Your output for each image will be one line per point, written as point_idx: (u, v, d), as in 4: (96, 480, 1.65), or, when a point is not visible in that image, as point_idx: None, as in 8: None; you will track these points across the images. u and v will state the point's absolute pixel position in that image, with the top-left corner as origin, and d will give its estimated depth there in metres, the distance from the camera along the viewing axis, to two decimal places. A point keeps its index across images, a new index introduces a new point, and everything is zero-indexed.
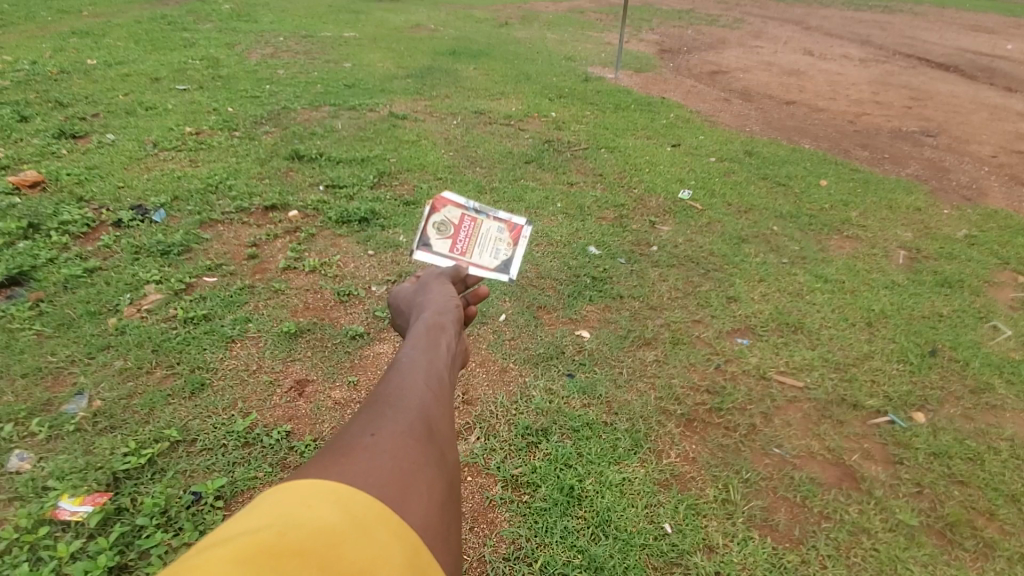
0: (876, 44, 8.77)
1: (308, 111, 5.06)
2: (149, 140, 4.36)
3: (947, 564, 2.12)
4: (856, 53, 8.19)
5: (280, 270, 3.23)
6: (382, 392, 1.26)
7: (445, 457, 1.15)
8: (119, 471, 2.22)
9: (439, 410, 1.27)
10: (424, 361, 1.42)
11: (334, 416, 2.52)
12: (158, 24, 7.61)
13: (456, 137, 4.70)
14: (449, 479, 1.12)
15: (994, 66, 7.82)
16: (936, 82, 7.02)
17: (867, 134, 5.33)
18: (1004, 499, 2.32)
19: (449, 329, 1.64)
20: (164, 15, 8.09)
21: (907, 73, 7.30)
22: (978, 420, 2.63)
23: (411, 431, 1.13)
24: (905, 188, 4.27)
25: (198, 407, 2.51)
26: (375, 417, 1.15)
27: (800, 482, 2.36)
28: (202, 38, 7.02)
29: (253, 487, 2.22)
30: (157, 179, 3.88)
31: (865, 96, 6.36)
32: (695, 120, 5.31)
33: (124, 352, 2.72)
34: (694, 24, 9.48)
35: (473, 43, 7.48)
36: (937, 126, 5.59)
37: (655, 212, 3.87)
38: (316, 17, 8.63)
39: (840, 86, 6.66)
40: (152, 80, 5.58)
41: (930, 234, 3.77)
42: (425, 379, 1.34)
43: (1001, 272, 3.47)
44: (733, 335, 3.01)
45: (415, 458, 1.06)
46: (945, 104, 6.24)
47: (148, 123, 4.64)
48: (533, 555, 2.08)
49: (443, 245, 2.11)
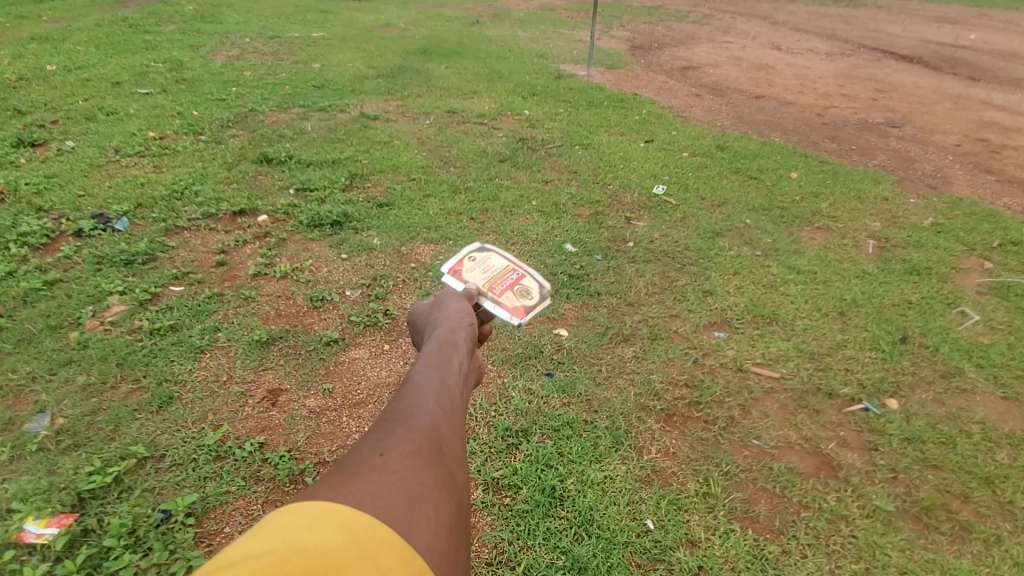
0: (842, 38, 8.98)
1: (277, 113, 4.98)
2: (110, 146, 4.24)
3: (924, 547, 2.16)
4: (822, 48, 8.36)
5: (250, 276, 3.15)
6: (394, 411, 1.28)
7: (452, 479, 1.17)
8: (84, 491, 2.13)
9: (449, 431, 1.29)
10: (435, 380, 1.44)
11: (310, 426, 2.46)
12: (120, 27, 7.43)
13: (429, 136, 4.67)
14: (457, 502, 1.13)
15: (956, 58, 8.04)
16: (899, 74, 7.20)
17: (835, 126, 5.44)
18: (977, 482, 2.37)
19: (461, 346, 1.64)
20: (126, 17, 7.91)
21: (870, 67, 7.48)
22: (949, 404, 2.68)
23: (420, 455, 1.15)
24: (873, 178, 4.37)
25: (167, 421, 2.44)
26: (385, 435, 1.17)
27: (779, 472, 2.39)
28: (165, 41, 6.88)
29: (226, 501, 2.16)
30: (119, 187, 3.77)
31: (832, 90, 6.49)
32: (667, 116, 5.36)
33: (87, 366, 2.63)
34: (664, 23, 9.58)
35: (444, 42, 7.46)
36: (902, 118, 5.73)
37: (630, 207, 3.89)
38: (282, 18, 8.51)
39: (808, 80, 6.80)
40: (114, 84, 5.44)
41: (898, 223, 3.86)
42: (437, 399, 1.36)
43: (968, 258, 3.56)
44: (710, 329, 3.03)
45: (423, 480, 1.08)
46: (908, 96, 6.39)
47: (110, 128, 4.51)
48: (515, 559, 2.06)
49: (516, 301, 1.94)
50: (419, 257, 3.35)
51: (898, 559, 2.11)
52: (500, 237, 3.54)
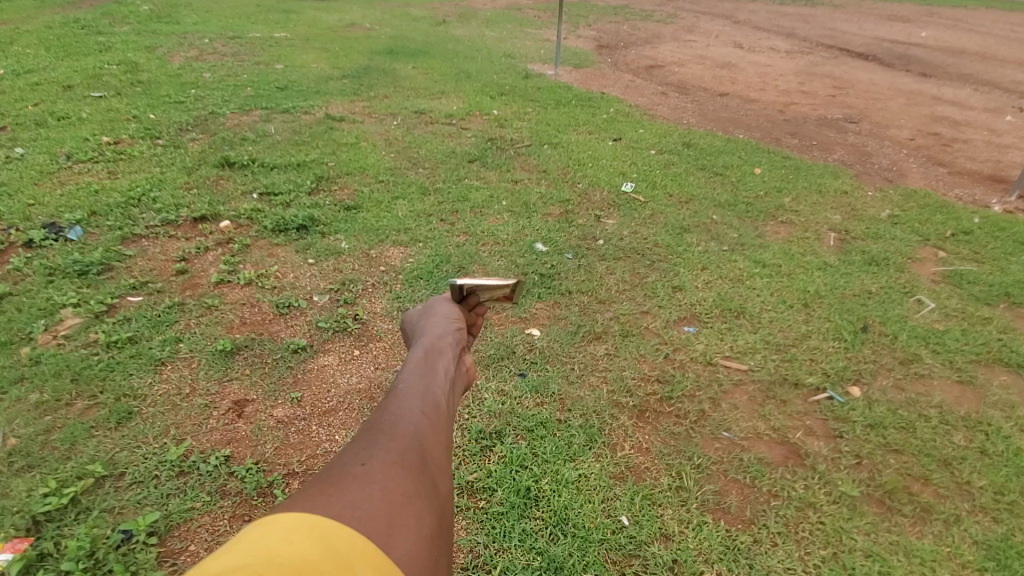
0: (800, 37, 9.24)
1: (239, 115, 4.86)
2: (62, 152, 4.08)
3: (888, 530, 2.22)
4: (782, 46, 8.57)
5: (213, 284, 3.06)
6: (377, 418, 1.22)
7: (436, 488, 1.11)
8: (39, 514, 2.03)
9: (435, 439, 1.23)
10: (421, 387, 1.37)
11: (278, 436, 2.39)
12: (71, 29, 7.18)
13: (397, 138, 4.63)
14: (440, 512, 1.08)
15: (909, 55, 8.31)
16: (854, 71, 7.43)
17: (795, 123, 5.59)
18: (936, 464, 2.46)
19: (449, 352, 1.58)
20: (77, 19, 7.66)
21: (828, 64, 7.71)
22: (908, 390, 2.77)
23: (403, 462, 1.09)
24: (832, 172, 4.50)
25: (126, 438, 2.34)
26: (368, 443, 1.11)
27: (749, 463, 2.43)
28: (119, 42, 6.66)
29: (190, 518, 2.07)
30: (71, 194, 3.62)
31: (792, 87, 6.67)
32: (633, 114, 5.43)
33: (40, 384, 2.51)
34: (629, 22, 9.69)
35: (410, 42, 7.41)
36: (858, 114, 5.91)
37: (599, 205, 3.92)
38: (241, 18, 8.33)
39: (769, 78, 6.97)
40: (65, 88, 5.24)
41: (857, 216, 3.98)
42: (421, 406, 1.30)
43: (923, 248, 3.69)
44: (680, 324, 3.07)
45: (405, 489, 1.02)
46: (864, 92, 6.60)
47: (61, 134, 4.35)
48: (491, 562, 2.04)
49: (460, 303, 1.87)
50: (388, 260, 3.31)
51: (864, 543, 2.17)
52: (470, 238, 3.52)
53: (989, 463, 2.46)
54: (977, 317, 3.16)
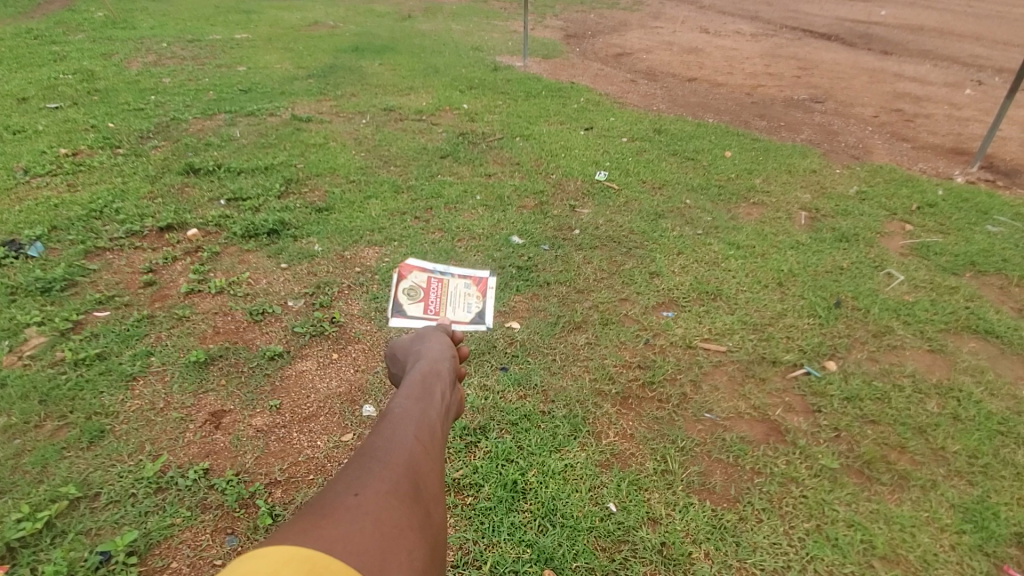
0: (763, 19, 9.36)
1: (202, 120, 4.74)
2: (19, 167, 3.94)
3: (867, 499, 2.27)
4: (745, 29, 8.67)
5: (182, 295, 2.99)
6: (371, 444, 1.19)
7: (427, 520, 1.09)
8: (13, 541, 1.96)
9: (429, 467, 1.21)
10: (416, 412, 1.34)
11: (258, 445, 2.34)
12: (23, 39, 6.94)
13: (367, 136, 4.57)
14: (430, 545, 1.06)
15: (868, 33, 8.47)
16: (816, 52, 7.55)
17: (761, 105, 5.66)
18: (911, 432, 2.51)
19: (444, 378, 1.55)
20: (28, 29, 7.40)
21: (791, 46, 7.81)
22: (882, 361, 2.83)
23: (395, 492, 1.07)
24: (800, 152, 4.56)
25: (100, 457, 2.27)
26: (362, 472, 1.09)
27: (731, 443, 2.45)
28: (73, 50, 6.44)
29: (170, 535, 2.02)
30: (29, 209, 3.50)
31: (758, 70, 6.75)
32: (603, 102, 5.43)
33: (7, 407, 2.42)
34: (593, 11, 9.70)
35: (375, 39, 7.31)
36: (823, 94, 6.01)
37: (574, 195, 3.93)
38: (197, 20, 8.12)
39: (735, 61, 7.04)
40: (19, 100, 5.05)
41: (826, 194, 4.04)
42: (416, 432, 1.27)
43: (890, 222, 3.77)
44: (658, 309, 3.09)
45: (398, 523, 1.00)
46: (827, 72, 6.70)
47: (17, 148, 4.19)
48: (481, 557, 2.03)
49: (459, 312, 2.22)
50: (363, 261, 3.27)
51: (845, 513, 2.21)
52: (446, 235, 3.49)
53: (962, 428, 2.53)
54: (944, 287, 3.24)
